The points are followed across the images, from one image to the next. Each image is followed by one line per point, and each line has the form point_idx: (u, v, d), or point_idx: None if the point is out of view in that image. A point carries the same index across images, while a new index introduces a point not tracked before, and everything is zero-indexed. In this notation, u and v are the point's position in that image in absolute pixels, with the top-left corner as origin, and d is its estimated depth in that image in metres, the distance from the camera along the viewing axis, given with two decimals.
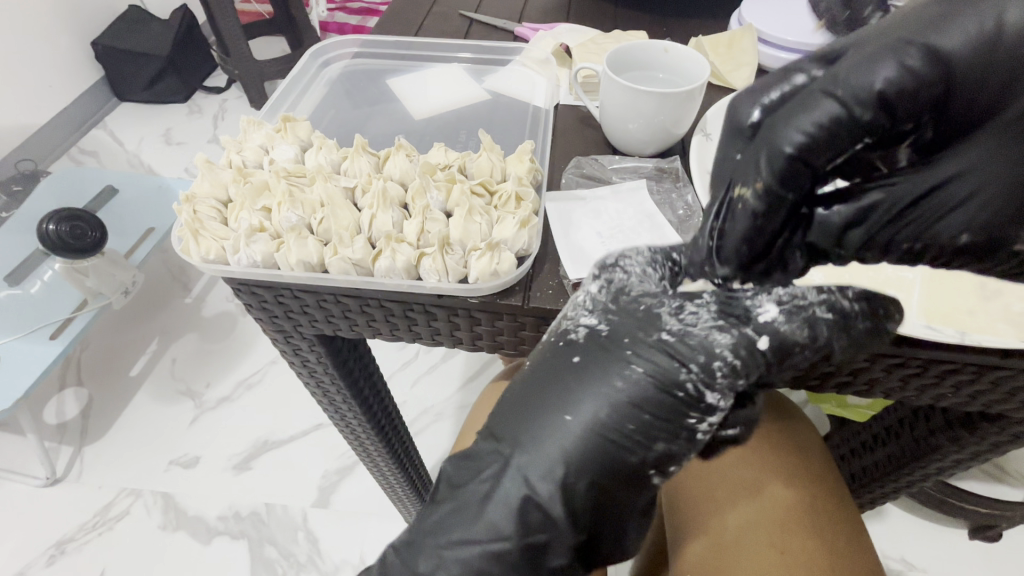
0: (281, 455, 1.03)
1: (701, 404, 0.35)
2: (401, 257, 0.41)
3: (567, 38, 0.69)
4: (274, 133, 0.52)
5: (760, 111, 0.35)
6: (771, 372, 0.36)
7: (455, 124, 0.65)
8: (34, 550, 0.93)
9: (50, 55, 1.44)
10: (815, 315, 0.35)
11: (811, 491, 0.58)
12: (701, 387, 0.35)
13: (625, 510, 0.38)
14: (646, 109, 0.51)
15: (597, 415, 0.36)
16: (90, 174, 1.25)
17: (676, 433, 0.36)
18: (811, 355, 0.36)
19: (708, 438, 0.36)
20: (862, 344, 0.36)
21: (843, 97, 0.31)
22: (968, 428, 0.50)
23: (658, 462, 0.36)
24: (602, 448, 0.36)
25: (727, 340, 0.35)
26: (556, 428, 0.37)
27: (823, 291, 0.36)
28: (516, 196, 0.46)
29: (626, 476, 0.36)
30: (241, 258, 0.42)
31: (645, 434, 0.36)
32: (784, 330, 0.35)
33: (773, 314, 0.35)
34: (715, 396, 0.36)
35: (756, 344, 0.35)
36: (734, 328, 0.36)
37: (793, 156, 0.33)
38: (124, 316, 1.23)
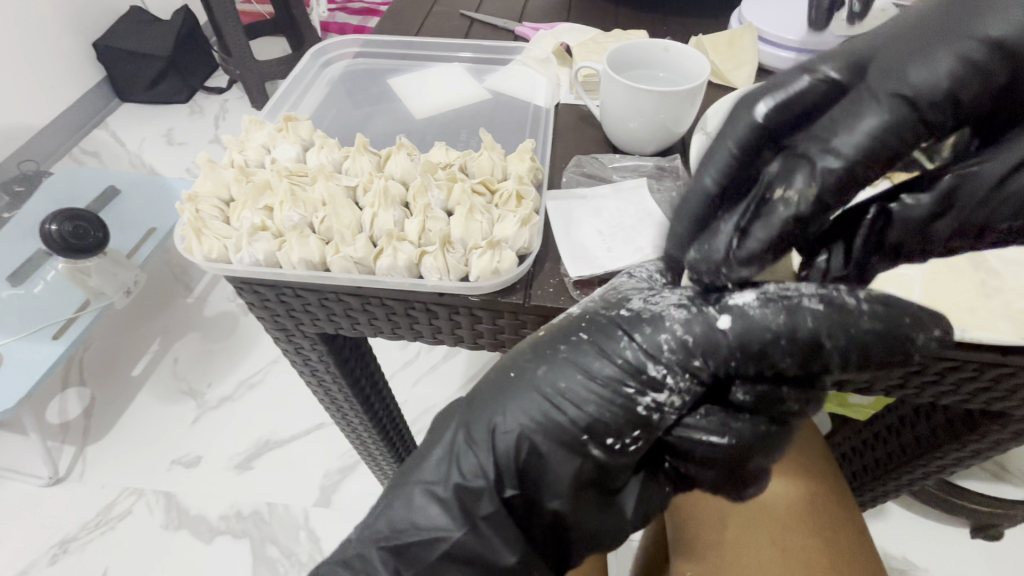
0: (282, 454, 1.04)
1: (641, 375, 0.35)
2: (402, 256, 0.42)
3: (567, 38, 0.69)
4: (276, 133, 0.52)
5: (774, 106, 0.29)
6: (738, 362, 0.33)
7: (456, 123, 0.65)
8: (37, 549, 0.94)
9: (52, 55, 1.44)
10: (798, 303, 0.32)
11: (811, 491, 0.58)
12: (641, 357, 0.35)
13: (555, 489, 0.36)
14: (646, 108, 0.51)
15: (537, 377, 0.37)
16: (92, 175, 1.25)
17: (609, 398, 0.35)
18: (788, 347, 0.31)
19: (653, 415, 0.35)
20: (858, 341, 0.31)
21: (905, 99, 0.28)
22: (970, 426, 0.50)
23: (590, 432, 0.35)
24: (541, 418, 0.36)
25: (679, 315, 0.35)
26: (501, 388, 0.38)
27: (817, 287, 0.32)
28: (517, 195, 0.46)
29: (555, 441, 0.36)
30: (243, 257, 0.42)
31: (584, 404, 0.35)
32: (750, 313, 0.33)
33: (745, 299, 0.33)
34: (661, 371, 0.35)
35: (713, 321, 0.34)
36: (697, 309, 0.35)
37: (847, 158, 0.28)
38: (126, 316, 1.23)
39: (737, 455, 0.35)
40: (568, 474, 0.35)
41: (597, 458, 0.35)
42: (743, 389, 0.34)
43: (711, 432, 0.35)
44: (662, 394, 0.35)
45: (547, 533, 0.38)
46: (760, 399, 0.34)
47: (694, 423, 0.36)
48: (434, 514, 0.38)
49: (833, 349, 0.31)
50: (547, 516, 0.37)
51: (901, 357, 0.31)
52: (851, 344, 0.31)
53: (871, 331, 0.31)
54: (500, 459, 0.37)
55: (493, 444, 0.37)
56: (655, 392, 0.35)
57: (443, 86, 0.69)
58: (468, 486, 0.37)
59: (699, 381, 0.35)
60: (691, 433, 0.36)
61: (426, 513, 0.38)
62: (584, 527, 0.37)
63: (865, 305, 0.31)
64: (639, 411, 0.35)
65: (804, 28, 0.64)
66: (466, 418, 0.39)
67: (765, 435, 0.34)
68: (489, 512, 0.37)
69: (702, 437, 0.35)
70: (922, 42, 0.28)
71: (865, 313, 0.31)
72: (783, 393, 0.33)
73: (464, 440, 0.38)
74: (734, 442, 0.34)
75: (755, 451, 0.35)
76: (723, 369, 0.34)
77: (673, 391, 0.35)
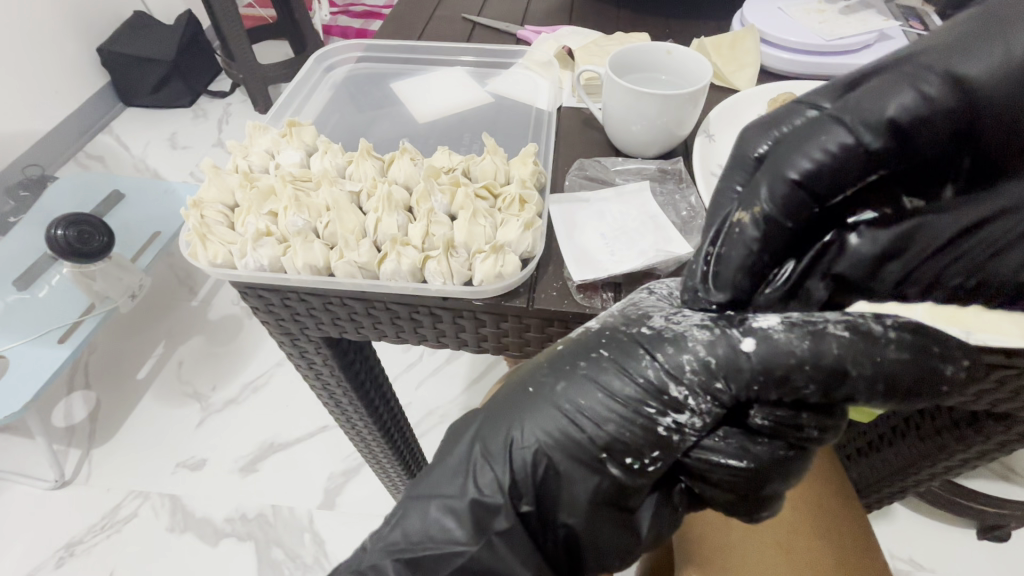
0: (288, 457, 1.04)
1: (663, 396, 0.35)
2: (406, 260, 0.42)
3: (569, 41, 0.70)
4: (279, 138, 0.52)
5: (768, 145, 0.36)
6: (761, 387, 0.34)
7: (458, 127, 0.65)
8: (44, 552, 0.94)
9: (56, 61, 1.46)
10: (824, 330, 0.32)
11: (814, 491, 0.58)
12: (664, 377, 0.36)
13: (574, 504, 0.37)
14: (648, 111, 0.51)
15: (557, 394, 0.38)
16: (97, 180, 1.26)
17: (630, 417, 0.36)
18: (812, 375, 0.32)
19: (676, 437, 0.35)
20: (884, 371, 0.32)
21: (851, 124, 0.33)
22: (974, 426, 0.50)
23: (610, 449, 0.36)
24: (563, 435, 0.37)
25: (704, 336, 0.35)
26: (520, 402, 0.39)
27: (843, 315, 0.33)
28: (520, 199, 0.46)
29: (574, 457, 0.36)
30: (247, 262, 0.42)
31: (606, 421, 0.36)
32: (776, 339, 0.33)
33: (770, 323, 0.34)
34: (683, 393, 0.35)
35: (738, 344, 0.34)
36: (720, 330, 0.35)
37: (798, 182, 0.33)
38: (130, 320, 1.24)
39: (754, 477, 0.36)
40: (588, 491, 0.36)
41: (616, 475, 0.36)
42: (760, 414, 0.35)
43: (730, 455, 0.36)
44: (684, 415, 0.35)
45: (560, 547, 0.39)
46: (776, 424, 0.35)
47: (713, 445, 0.36)
48: (444, 521, 0.38)
49: (857, 378, 0.32)
50: (563, 529, 0.38)
51: (925, 387, 0.32)
52: (876, 375, 0.32)
53: (898, 362, 0.32)
54: (517, 474, 0.37)
55: (512, 459, 0.37)
56: (676, 413, 0.35)
57: (446, 91, 0.69)
58: (484, 499, 0.37)
59: (721, 403, 0.35)
60: (709, 454, 0.36)
61: (440, 524, 0.38)
62: (601, 542, 0.38)
63: (890, 335, 0.32)
64: (659, 431, 0.35)
65: (805, 30, 0.64)
66: (482, 429, 0.39)
67: (781, 459, 0.35)
68: (504, 528, 0.36)
69: (720, 459, 0.36)
70: (882, 91, 0.32)
71: (892, 342, 0.32)
72: (803, 419, 0.34)
73: (481, 455, 0.38)
74: (750, 465, 0.35)
75: (769, 474, 0.36)
76: (745, 393, 0.34)
77: (695, 413, 0.35)
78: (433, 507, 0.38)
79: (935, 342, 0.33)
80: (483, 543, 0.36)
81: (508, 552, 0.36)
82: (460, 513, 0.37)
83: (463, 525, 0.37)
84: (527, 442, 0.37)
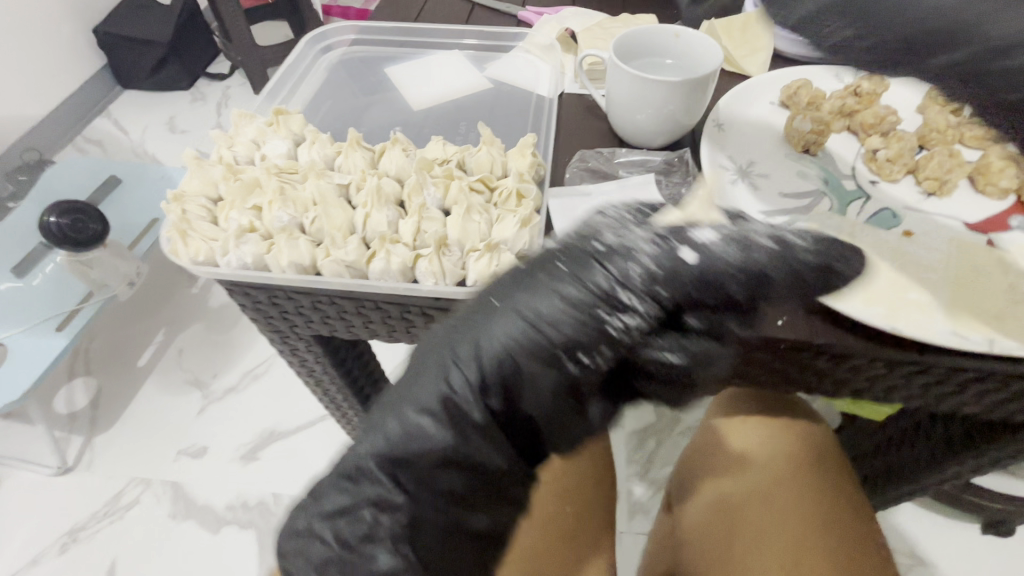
0: (289, 446, 1.03)
1: (613, 300, 0.33)
2: (396, 259, 0.40)
3: (573, 22, 0.66)
4: (265, 127, 0.50)
5: None
6: (701, 291, 0.34)
7: (455, 114, 0.63)
8: (47, 538, 0.95)
9: (50, 42, 1.42)
10: (751, 240, 0.34)
11: (819, 503, 0.59)
12: (614, 282, 0.33)
13: (533, 405, 0.34)
14: (654, 99, 0.48)
15: (517, 301, 0.34)
16: (92, 164, 1.23)
17: (585, 321, 0.33)
18: (743, 277, 0.34)
19: (631, 339, 0.34)
20: (794, 269, 0.35)
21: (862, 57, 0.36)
22: (988, 435, 0.48)
23: (566, 351, 0.33)
24: (522, 340, 0.33)
25: (649, 245, 0.34)
26: (477, 314, 0.35)
27: (764, 226, 0.36)
28: (517, 193, 0.44)
29: (536, 359, 0.34)
30: (230, 260, 0.40)
31: (558, 324, 0.33)
32: (711, 248, 0.34)
33: (708, 233, 0.34)
34: (631, 297, 0.33)
35: (679, 252, 0.34)
36: (663, 239, 0.34)
37: None
38: (130, 307, 1.22)
39: (691, 371, 0.35)
40: (546, 390, 0.34)
41: (571, 373, 0.34)
42: (699, 319, 0.35)
43: (672, 353, 0.34)
44: (633, 316, 0.33)
45: (522, 443, 0.36)
46: (714, 325, 0.36)
47: (669, 349, 0.35)
48: (417, 431, 0.34)
49: (775, 280, 0.34)
50: (523, 423, 0.36)
51: (820, 285, 0.36)
52: (788, 274, 0.35)
53: (805, 261, 0.35)
54: (482, 377, 0.34)
55: (474, 365, 0.34)
56: (625, 315, 0.33)
57: (442, 76, 0.66)
58: (455, 400, 0.34)
59: (667, 308, 0.34)
60: (664, 357, 0.35)
61: (415, 434, 0.34)
62: (563, 441, 0.36)
63: (799, 244, 0.36)
64: (609, 332, 0.34)
65: None
66: (441, 342, 0.35)
67: (711, 354, 0.35)
68: (479, 423, 0.34)
69: (675, 362, 0.34)
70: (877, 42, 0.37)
71: (797, 245, 0.35)
72: (732, 318, 0.36)
73: (445, 360, 0.34)
74: (698, 366, 0.35)
75: (704, 371, 0.35)
76: (692, 297, 0.34)
77: (642, 315, 0.33)
78: (405, 412, 0.34)
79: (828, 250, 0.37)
80: (456, 440, 0.34)
81: (472, 445, 0.34)
82: (433, 412, 0.34)
83: (437, 422, 0.34)
84: (492, 349, 0.34)
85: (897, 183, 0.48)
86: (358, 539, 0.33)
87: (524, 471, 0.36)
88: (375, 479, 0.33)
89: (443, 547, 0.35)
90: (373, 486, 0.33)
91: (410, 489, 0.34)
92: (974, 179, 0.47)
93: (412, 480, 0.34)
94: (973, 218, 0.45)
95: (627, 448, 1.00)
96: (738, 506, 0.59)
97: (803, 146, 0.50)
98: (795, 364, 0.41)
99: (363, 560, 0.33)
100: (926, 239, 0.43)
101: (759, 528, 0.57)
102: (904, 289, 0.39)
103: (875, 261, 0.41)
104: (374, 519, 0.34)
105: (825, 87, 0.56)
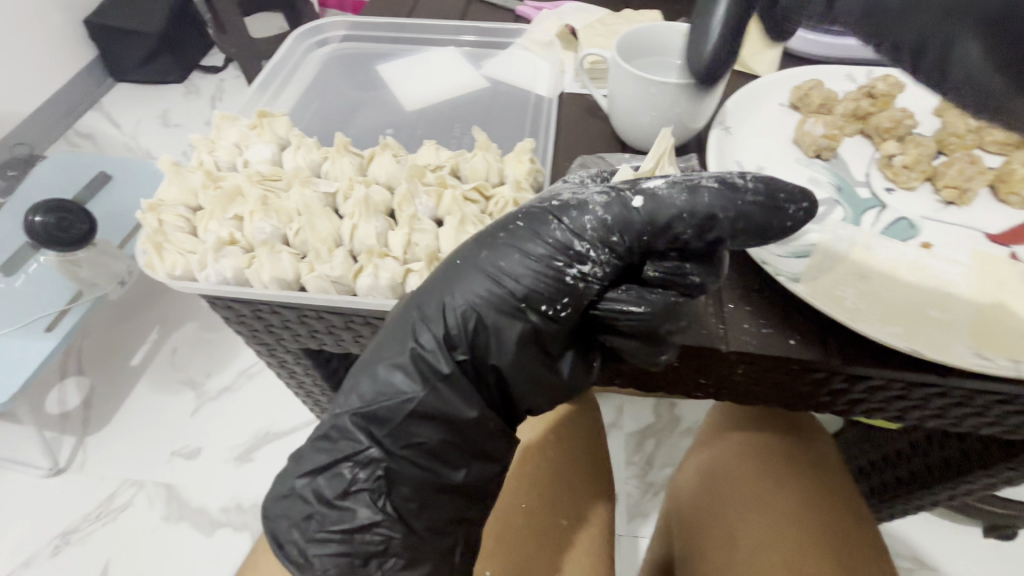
0: (283, 447, 1.01)
1: (569, 251, 0.33)
2: (384, 274, 0.37)
3: (573, 18, 0.64)
4: (249, 130, 0.48)
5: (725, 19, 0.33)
6: (649, 238, 0.33)
7: (450, 114, 0.60)
8: (38, 541, 0.93)
9: (40, 34, 1.39)
10: (698, 183, 0.32)
11: (815, 507, 0.57)
12: (569, 235, 0.34)
13: (503, 353, 0.34)
14: (661, 101, 0.46)
15: (478, 256, 0.35)
16: (81, 160, 1.20)
17: (543, 271, 0.33)
18: (689, 220, 0.32)
19: (587, 289, 0.34)
20: (747, 214, 0.32)
21: None
22: (1006, 453, 0.45)
23: (529, 300, 0.34)
24: (488, 293, 0.34)
25: (601, 198, 0.34)
26: (447, 272, 0.35)
27: (715, 172, 0.33)
28: (514, 203, 0.41)
29: (500, 310, 0.34)
30: (209, 275, 0.38)
31: (520, 278, 0.33)
32: (659, 195, 0.33)
33: (655, 183, 0.34)
34: (585, 247, 0.33)
35: (629, 202, 0.33)
36: (616, 192, 0.34)
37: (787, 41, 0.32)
38: (121, 305, 1.20)
39: (650, 324, 0.34)
40: (513, 339, 0.34)
41: (535, 324, 0.34)
42: (652, 266, 0.35)
43: (629, 302, 0.34)
44: (588, 265, 0.34)
45: (495, 395, 0.36)
46: (667, 276, 0.35)
47: (620, 296, 0.35)
48: (394, 379, 0.34)
49: (725, 222, 0.32)
50: (495, 377, 0.36)
51: (774, 228, 0.32)
52: (739, 220, 0.32)
53: (755, 206, 0.32)
54: (451, 331, 0.34)
55: (445, 318, 0.34)
56: (580, 264, 0.34)
57: (438, 74, 0.63)
58: (425, 355, 0.34)
59: (619, 258, 0.34)
60: (615, 305, 0.35)
61: (390, 382, 0.34)
62: (533, 387, 0.36)
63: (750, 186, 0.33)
64: (567, 282, 0.34)
65: None
66: (414, 298, 0.36)
67: (674, 305, 0.34)
68: (448, 374, 0.34)
69: (623, 307, 0.34)
70: None
71: (750, 190, 0.32)
72: (687, 268, 0.34)
73: (416, 316, 0.35)
74: (650, 311, 0.34)
75: (666, 324, 0.34)
76: (636, 247, 0.34)
77: (596, 265, 0.34)
78: (379, 367, 0.34)
79: (782, 189, 0.32)
80: (429, 388, 0.34)
81: (438, 400, 0.34)
82: (403, 368, 0.34)
83: (410, 377, 0.34)
84: (458, 303, 0.34)
85: (913, 190, 0.46)
86: (337, 495, 0.34)
87: (497, 425, 0.36)
88: (352, 438, 0.34)
89: (418, 503, 0.36)
90: (350, 443, 0.34)
91: (385, 444, 0.34)
92: (995, 188, 0.45)
93: (387, 438, 0.34)
94: (995, 229, 0.43)
95: (626, 450, 0.99)
96: (728, 508, 0.58)
97: (815, 151, 0.48)
98: (805, 383, 0.39)
99: (342, 512, 0.34)
100: (945, 252, 0.41)
101: (751, 534, 0.55)
102: (923, 307, 0.37)
103: (890, 275, 0.39)
104: (353, 475, 0.34)
105: (837, 87, 0.53)
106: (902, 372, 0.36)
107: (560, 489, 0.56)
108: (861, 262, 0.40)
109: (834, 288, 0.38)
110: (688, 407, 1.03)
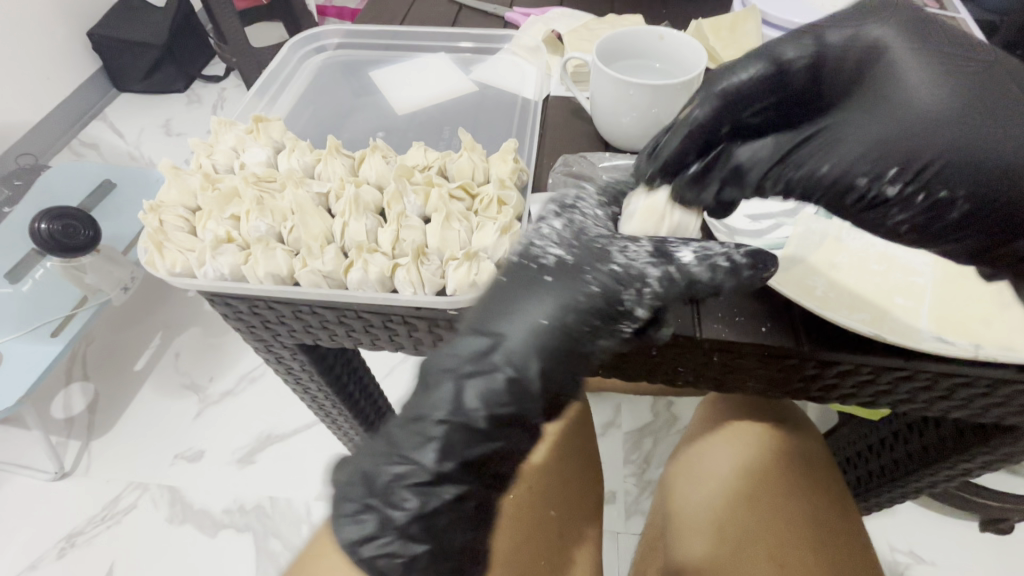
0: (285, 448, 1.03)
1: (624, 308, 0.36)
2: (373, 268, 0.39)
3: (560, 24, 0.66)
4: (245, 135, 0.50)
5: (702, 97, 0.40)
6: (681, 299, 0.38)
7: (439, 118, 0.62)
8: (46, 543, 0.94)
9: (46, 47, 1.42)
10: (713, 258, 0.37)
11: (814, 508, 0.57)
12: (632, 302, 0.36)
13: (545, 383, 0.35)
14: (638, 101, 0.48)
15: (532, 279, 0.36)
16: (87, 170, 1.23)
17: (606, 322, 0.36)
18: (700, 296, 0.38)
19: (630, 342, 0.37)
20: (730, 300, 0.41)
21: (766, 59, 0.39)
22: (980, 437, 0.47)
23: (587, 356, 0.36)
24: (553, 348, 0.34)
25: (656, 267, 0.37)
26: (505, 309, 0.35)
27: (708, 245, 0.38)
28: (498, 200, 0.44)
29: (557, 361, 0.34)
30: (207, 271, 0.40)
31: (582, 332, 0.35)
32: (693, 264, 0.37)
33: (687, 255, 0.37)
34: (635, 305, 0.36)
35: (679, 270, 0.37)
36: (664, 259, 0.37)
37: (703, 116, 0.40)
38: (125, 312, 1.22)
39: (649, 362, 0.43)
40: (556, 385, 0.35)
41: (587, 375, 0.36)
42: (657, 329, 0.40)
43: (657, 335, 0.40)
44: (642, 304, 0.36)
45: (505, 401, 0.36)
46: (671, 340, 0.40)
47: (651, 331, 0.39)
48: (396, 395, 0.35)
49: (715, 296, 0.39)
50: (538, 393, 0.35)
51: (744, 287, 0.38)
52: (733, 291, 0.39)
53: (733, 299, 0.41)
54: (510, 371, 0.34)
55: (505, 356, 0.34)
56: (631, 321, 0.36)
57: (429, 79, 0.66)
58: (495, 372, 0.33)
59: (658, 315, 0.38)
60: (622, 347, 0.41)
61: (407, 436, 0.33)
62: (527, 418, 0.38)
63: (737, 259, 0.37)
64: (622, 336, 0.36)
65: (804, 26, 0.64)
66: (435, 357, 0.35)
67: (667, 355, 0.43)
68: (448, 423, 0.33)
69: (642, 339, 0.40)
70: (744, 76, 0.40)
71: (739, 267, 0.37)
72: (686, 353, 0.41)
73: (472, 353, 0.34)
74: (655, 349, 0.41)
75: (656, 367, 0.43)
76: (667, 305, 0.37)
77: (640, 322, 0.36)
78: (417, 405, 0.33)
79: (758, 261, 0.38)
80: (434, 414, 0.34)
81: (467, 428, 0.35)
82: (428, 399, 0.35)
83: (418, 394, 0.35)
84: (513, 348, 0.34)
85: None
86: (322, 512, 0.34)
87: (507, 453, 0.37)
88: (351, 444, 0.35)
89: None
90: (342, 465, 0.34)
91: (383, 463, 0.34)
92: None
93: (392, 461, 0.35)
94: None
95: (624, 449, 1.00)
96: (727, 509, 0.58)
97: None
98: (779, 369, 0.41)
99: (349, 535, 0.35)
100: None
101: (752, 541, 0.55)
102: (889, 296, 0.39)
103: (857, 266, 0.41)
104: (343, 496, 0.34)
105: None
106: (871, 356, 0.37)
107: (553, 483, 0.57)
108: (833, 253, 0.41)
109: (806, 279, 0.40)
110: (685, 406, 1.04)
